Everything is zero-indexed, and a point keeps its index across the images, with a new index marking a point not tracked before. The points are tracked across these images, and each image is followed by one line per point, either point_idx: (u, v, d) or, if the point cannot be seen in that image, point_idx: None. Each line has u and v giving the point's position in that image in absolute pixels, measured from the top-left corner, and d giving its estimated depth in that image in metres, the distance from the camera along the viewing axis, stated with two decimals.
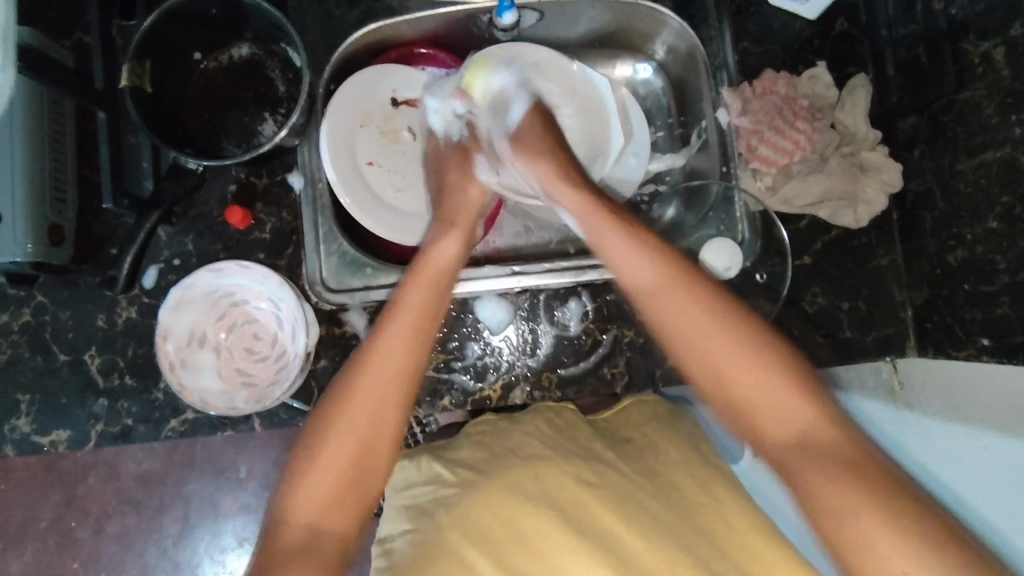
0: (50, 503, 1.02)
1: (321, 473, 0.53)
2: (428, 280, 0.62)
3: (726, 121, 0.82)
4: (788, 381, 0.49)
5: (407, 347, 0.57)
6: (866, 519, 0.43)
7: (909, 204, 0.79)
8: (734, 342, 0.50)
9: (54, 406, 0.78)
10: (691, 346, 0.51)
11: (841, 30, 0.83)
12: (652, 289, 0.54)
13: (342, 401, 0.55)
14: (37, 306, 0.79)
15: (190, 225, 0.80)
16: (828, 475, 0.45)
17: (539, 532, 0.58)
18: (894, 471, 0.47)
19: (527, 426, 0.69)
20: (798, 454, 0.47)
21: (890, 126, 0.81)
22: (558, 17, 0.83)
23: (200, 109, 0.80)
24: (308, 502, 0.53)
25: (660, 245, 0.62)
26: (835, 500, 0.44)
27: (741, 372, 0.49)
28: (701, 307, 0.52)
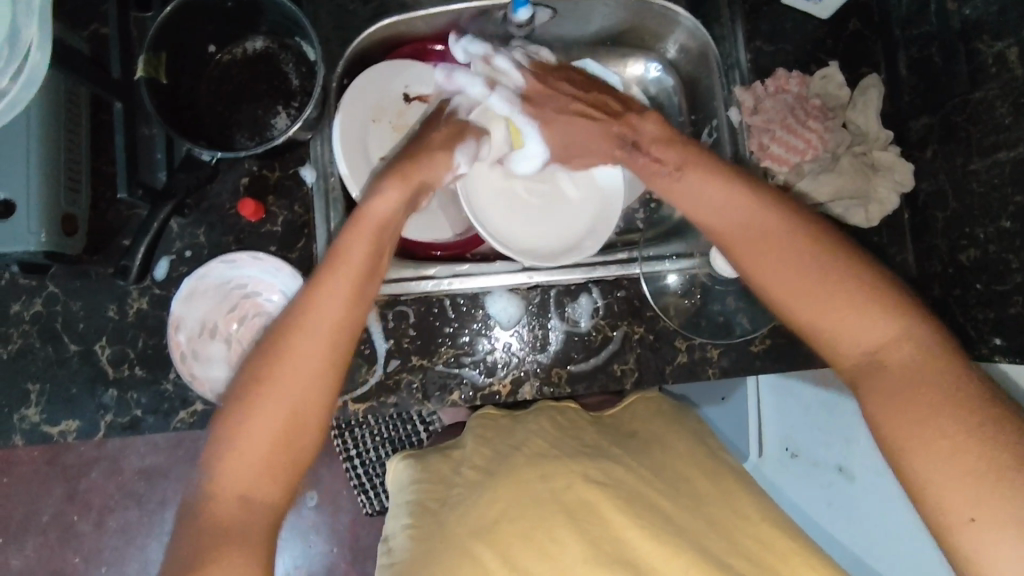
0: (52, 497, 1.10)
1: (255, 433, 0.55)
2: (364, 241, 0.62)
3: (738, 119, 0.82)
4: (869, 302, 0.57)
5: (335, 311, 0.59)
6: (931, 427, 0.53)
7: (921, 203, 0.79)
8: (841, 280, 0.58)
9: (64, 396, 0.78)
10: (788, 283, 0.60)
11: (853, 30, 0.83)
12: (751, 236, 0.62)
13: (272, 363, 0.57)
14: (48, 296, 0.79)
15: (202, 217, 0.80)
16: (907, 393, 0.54)
17: (553, 527, 0.59)
18: (904, 390, 0.54)
19: (530, 424, 0.69)
20: (868, 372, 0.57)
21: (902, 126, 0.81)
22: (570, 15, 0.83)
23: (214, 101, 0.80)
24: (241, 468, 0.55)
25: (705, 194, 0.65)
26: (911, 418, 0.54)
27: (844, 309, 0.57)
28: (795, 241, 0.60)
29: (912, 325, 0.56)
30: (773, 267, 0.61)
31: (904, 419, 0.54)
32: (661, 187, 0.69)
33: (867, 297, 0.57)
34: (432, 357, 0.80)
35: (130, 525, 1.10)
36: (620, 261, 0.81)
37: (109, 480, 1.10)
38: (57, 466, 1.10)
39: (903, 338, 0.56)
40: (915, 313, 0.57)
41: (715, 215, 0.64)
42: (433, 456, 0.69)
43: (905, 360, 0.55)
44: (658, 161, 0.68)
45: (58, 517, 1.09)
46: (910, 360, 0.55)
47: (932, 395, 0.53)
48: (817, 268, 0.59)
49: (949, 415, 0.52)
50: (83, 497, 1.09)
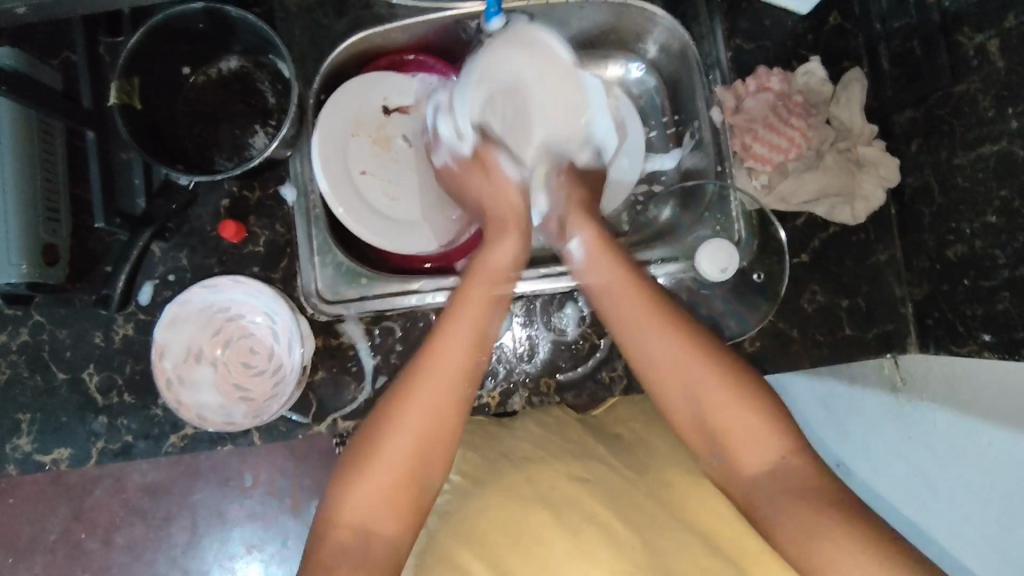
0: (58, 516, 1.03)
1: (372, 482, 0.55)
2: (484, 283, 0.65)
3: (719, 119, 0.81)
4: (735, 393, 0.57)
5: (467, 346, 0.60)
6: (819, 522, 0.51)
7: (908, 198, 0.78)
8: (745, 392, 0.57)
9: (55, 425, 0.78)
10: (722, 408, 0.57)
11: (834, 24, 0.82)
12: (637, 318, 0.62)
13: (405, 408, 0.57)
14: (34, 325, 0.79)
15: (184, 240, 0.79)
16: (794, 512, 0.52)
17: (538, 530, 0.57)
18: (796, 496, 0.53)
19: (520, 431, 0.69)
20: (762, 488, 0.55)
21: (886, 120, 0.80)
22: (547, 19, 0.82)
23: (191, 123, 0.80)
24: (360, 492, 0.55)
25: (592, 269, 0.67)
26: (812, 519, 0.51)
27: (756, 430, 0.56)
28: (720, 376, 0.58)
29: (783, 434, 0.56)
30: (651, 359, 0.61)
31: (796, 538, 0.52)
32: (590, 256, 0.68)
33: (739, 398, 0.57)
34: (419, 371, 0.79)
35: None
36: None
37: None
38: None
39: (783, 449, 0.55)
40: (785, 425, 0.56)
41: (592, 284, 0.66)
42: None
43: (802, 473, 0.54)
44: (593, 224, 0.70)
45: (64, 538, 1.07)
46: (806, 472, 0.54)
47: (807, 500, 0.52)
48: (702, 383, 0.58)
49: (822, 511, 0.51)
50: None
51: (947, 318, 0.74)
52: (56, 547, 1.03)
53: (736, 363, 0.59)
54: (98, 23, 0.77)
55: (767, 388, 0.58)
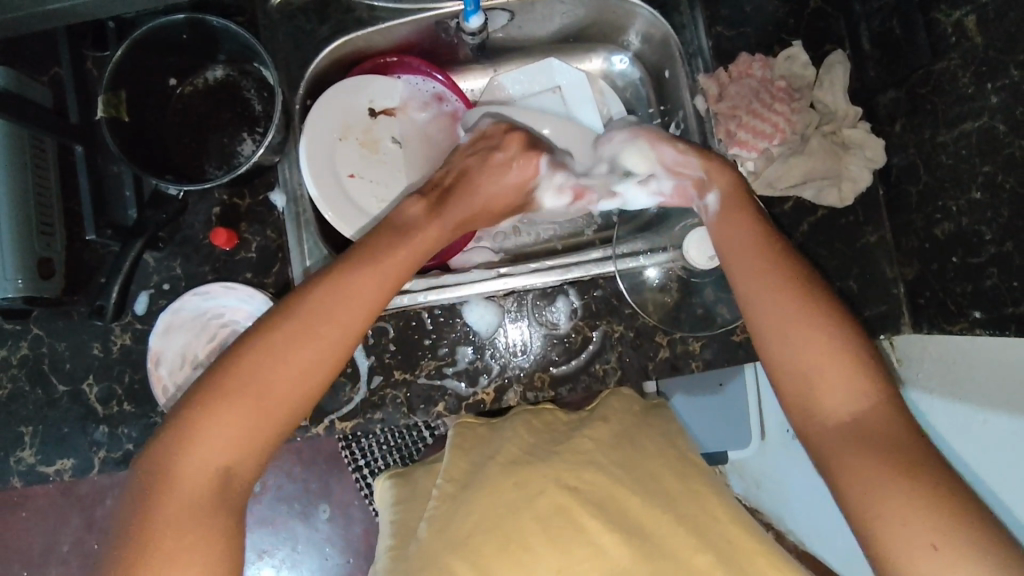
0: (71, 527, 1.10)
1: (221, 426, 0.51)
2: (409, 238, 0.62)
3: (704, 107, 0.81)
4: (845, 341, 0.54)
5: (374, 288, 0.57)
6: (899, 479, 0.49)
7: (895, 178, 0.78)
8: (843, 354, 0.53)
9: (57, 436, 0.79)
10: (806, 341, 0.54)
11: (815, 8, 0.82)
12: (755, 267, 0.58)
13: (263, 359, 0.52)
14: (34, 339, 0.80)
15: (177, 249, 0.80)
16: (872, 465, 0.49)
17: (524, 536, 0.59)
18: (863, 448, 0.51)
19: (507, 431, 0.69)
20: (841, 442, 0.51)
21: (871, 101, 0.80)
22: (527, 15, 0.83)
23: (179, 133, 0.81)
24: (226, 426, 0.51)
25: (730, 227, 0.62)
26: (882, 476, 0.49)
27: (828, 362, 0.53)
28: (801, 316, 0.55)
29: (874, 387, 0.53)
30: (765, 310, 0.56)
31: (867, 490, 0.49)
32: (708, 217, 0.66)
33: (835, 337, 0.54)
34: (414, 370, 0.80)
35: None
36: (595, 260, 0.80)
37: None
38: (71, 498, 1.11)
39: (871, 399, 0.52)
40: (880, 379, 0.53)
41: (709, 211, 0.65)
42: (420, 475, 0.70)
43: (882, 424, 0.51)
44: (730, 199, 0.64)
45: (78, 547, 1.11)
46: (887, 426, 0.51)
47: (869, 455, 0.50)
48: (790, 315, 0.55)
49: (881, 457, 0.50)
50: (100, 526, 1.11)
51: (938, 297, 0.74)
52: (71, 558, 1.10)
53: (830, 303, 0.56)
54: (83, 36, 0.77)
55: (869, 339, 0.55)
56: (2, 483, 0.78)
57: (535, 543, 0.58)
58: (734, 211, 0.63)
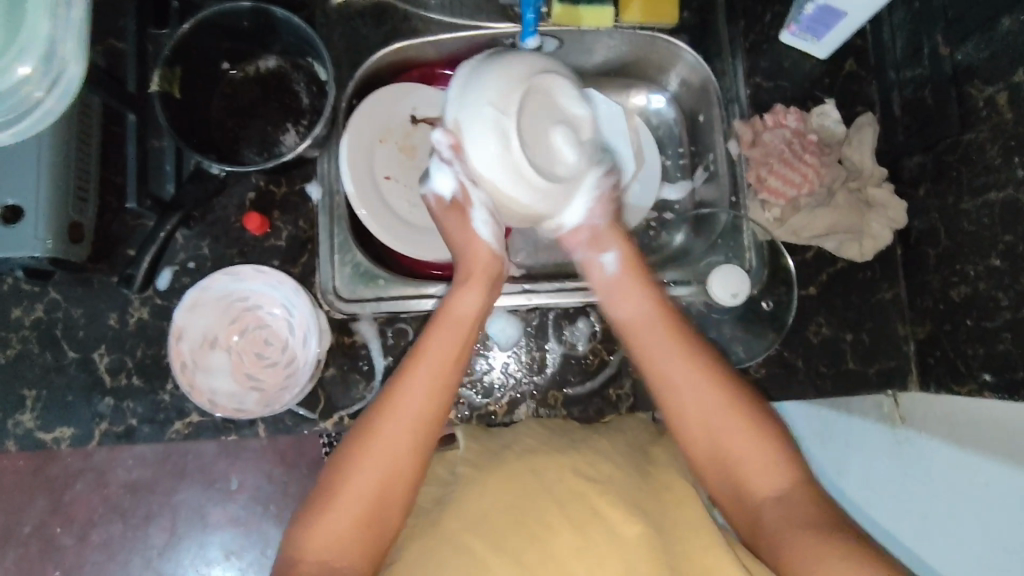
0: (33, 511, 1.08)
1: (340, 518, 0.55)
2: (449, 331, 0.64)
3: (736, 151, 0.85)
4: (736, 409, 0.59)
5: (427, 389, 0.60)
6: (832, 549, 0.50)
7: (914, 239, 0.81)
8: (750, 426, 0.59)
9: (60, 403, 0.78)
10: (729, 435, 0.59)
11: (849, 70, 0.86)
12: (655, 377, 0.63)
13: (360, 455, 0.57)
14: (50, 302, 0.79)
15: (207, 230, 0.81)
16: (804, 545, 0.51)
17: (548, 516, 0.59)
18: (808, 531, 0.52)
19: (522, 431, 0.72)
20: (777, 516, 0.55)
21: (896, 164, 0.83)
22: (575, 45, 0.87)
23: (224, 117, 0.82)
24: (330, 526, 0.55)
25: (625, 300, 0.69)
26: (807, 547, 0.51)
27: (730, 438, 0.58)
28: (703, 379, 0.61)
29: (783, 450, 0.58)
30: (665, 381, 0.62)
31: (802, 564, 0.51)
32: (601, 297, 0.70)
33: (726, 406, 0.59)
34: None
35: (110, 541, 1.08)
36: None
37: (91, 496, 1.07)
38: (38, 479, 1.07)
39: (783, 475, 0.57)
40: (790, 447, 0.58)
41: (636, 317, 0.67)
42: (428, 463, 0.73)
43: (799, 497, 0.55)
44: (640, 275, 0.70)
45: (38, 530, 1.08)
46: (802, 497, 0.55)
47: (810, 530, 0.52)
48: (686, 385, 0.61)
49: (815, 532, 0.52)
50: (63, 512, 1.07)
51: (949, 357, 0.76)
52: (30, 541, 1.08)
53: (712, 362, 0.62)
54: (147, 13, 0.80)
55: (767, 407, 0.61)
56: None
57: (559, 529, 0.58)
58: (634, 285, 0.69)
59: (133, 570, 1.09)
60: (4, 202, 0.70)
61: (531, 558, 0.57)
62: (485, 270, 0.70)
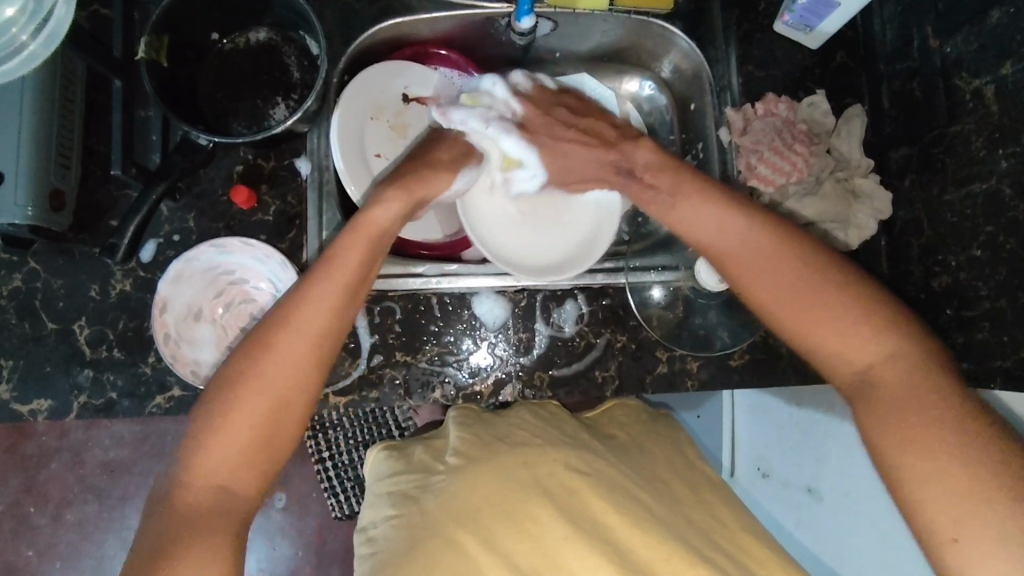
0: (10, 487, 1.09)
1: (227, 442, 0.57)
2: (364, 243, 0.64)
3: (727, 139, 0.86)
4: (820, 284, 0.62)
5: (329, 307, 0.60)
6: (911, 427, 0.56)
7: (898, 230, 0.82)
8: (819, 294, 0.62)
9: (37, 373, 0.76)
10: (833, 339, 0.61)
11: (840, 61, 0.87)
12: (776, 284, 0.64)
13: (250, 376, 0.58)
14: (28, 273, 0.77)
15: (193, 202, 0.79)
16: (907, 425, 0.56)
17: (534, 510, 0.66)
18: (906, 405, 0.57)
19: (513, 417, 0.74)
20: (868, 394, 0.59)
21: (882, 156, 0.84)
22: (570, 27, 0.87)
23: (212, 89, 0.81)
24: (223, 452, 0.56)
25: (690, 209, 0.70)
26: (917, 432, 0.56)
27: (823, 312, 0.61)
28: (767, 250, 0.65)
29: (871, 334, 0.60)
30: (742, 268, 0.66)
31: (896, 436, 0.57)
32: (656, 212, 0.74)
33: (813, 287, 0.62)
34: (417, 353, 0.79)
35: (87, 519, 1.09)
36: (604, 270, 0.83)
37: (69, 473, 1.09)
38: (14, 456, 1.09)
39: (886, 356, 0.59)
40: (871, 315, 0.60)
41: (720, 242, 0.68)
42: (415, 449, 0.76)
43: (895, 380, 0.58)
44: (647, 185, 0.74)
45: (12, 506, 1.09)
46: (901, 377, 0.58)
47: (905, 414, 0.57)
48: (749, 245, 0.66)
49: (918, 416, 0.56)
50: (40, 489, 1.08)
51: None
52: (5, 518, 1.08)
53: (792, 239, 0.65)
54: None
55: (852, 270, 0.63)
56: None
57: (544, 522, 0.65)
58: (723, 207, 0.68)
59: (109, 549, 1.10)
60: None
61: (516, 551, 0.64)
62: (415, 182, 0.70)
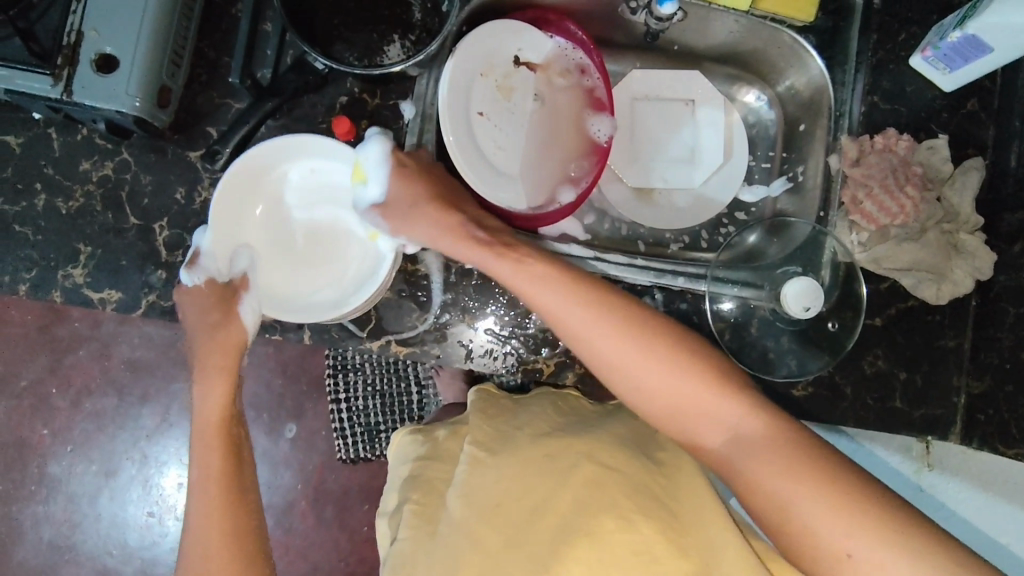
0: (35, 364, 1.15)
1: (215, 554, 0.66)
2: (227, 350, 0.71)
3: (835, 167, 0.83)
4: (652, 350, 0.64)
5: (214, 474, 0.68)
6: (802, 491, 0.57)
7: (994, 294, 0.79)
8: (667, 362, 0.64)
9: (112, 266, 0.76)
10: (697, 409, 0.63)
11: (971, 109, 0.83)
12: (608, 351, 0.65)
13: (199, 533, 0.67)
14: (121, 162, 0.77)
15: (292, 124, 0.78)
16: (807, 489, 0.57)
17: (557, 504, 0.67)
18: (789, 467, 0.58)
19: (535, 407, 0.79)
20: (753, 462, 0.60)
21: (994, 216, 0.81)
22: (698, 23, 0.85)
23: (331, 13, 0.78)
24: (198, 560, 0.66)
25: (523, 266, 0.70)
26: (819, 504, 0.56)
27: (683, 389, 0.63)
28: (601, 315, 0.66)
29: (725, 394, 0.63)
30: (598, 354, 0.66)
31: (804, 513, 0.57)
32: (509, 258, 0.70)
33: (655, 357, 0.64)
34: (485, 321, 0.78)
35: (102, 411, 1.16)
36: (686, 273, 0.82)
37: (94, 362, 1.15)
38: (42, 335, 1.15)
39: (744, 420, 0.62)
40: (721, 379, 0.64)
41: (536, 295, 0.68)
42: (441, 434, 0.81)
43: (770, 445, 0.60)
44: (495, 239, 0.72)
45: (35, 386, 1.15)
46: (771, 440, 0.60)
47: (801, 473, 0.58)
48: (601, 338, 0.65)
49: (806, 480, 0.57)
50: (62, 372, 1.15)
51: (1002, 417, 0.76)
52: (25, 395, 1.14)
53: (620, 301, 0.67)
54: None
55: (658, 321, 0.67)
56: (42, 294, 0.75)
57: (565, 520, 0.66)
58: (548, 286, 0.68)
59: (120, 444, 1.16)
60: (101, 50, 0.69)
61: (538, 542, 0.66)
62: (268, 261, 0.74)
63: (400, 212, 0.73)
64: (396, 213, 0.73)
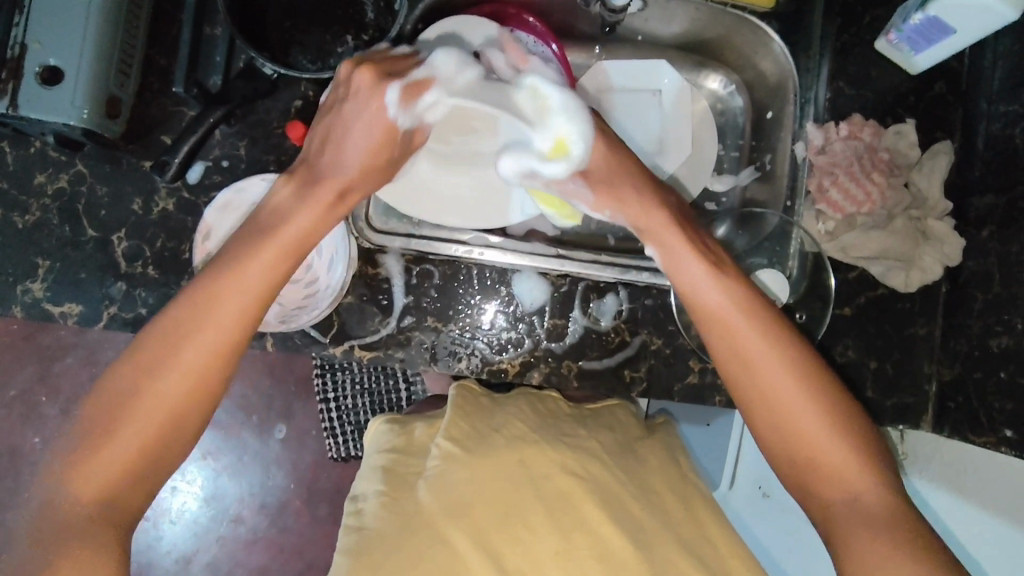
0: (21, 374, 1.15)
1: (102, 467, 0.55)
2: (279, 255, 0.62)
3: (801, 154, 0.82)
4: (775, 334, 0.63)
5: (239, 314, 0.60)
6: (870, 534, 0.57)
7: (963, 280, 0.78)
8: (788, 357, 0.62)
9: (72, 278, 0.76)
10: (795, 410, 0.61)
11: (938, 92, 0.82)
12: (721, 325, 0.64)
13: (110, 430, 0.55)
14: (76, 174, 0.76)
15: (247, 130, 0.78)
16: (880, 525, 0.58)
17: (529, 515, 0.70)
18: (860, 505, 0.59)
19: (512, 407, 0.77)
20: (848, 499, 0.59)
21: (962, 200, 0.80)
22: (660, 11, 0.84)
23: (282, 15, 0.77)
24: (90, 471, 0.54)
25: (667, 245, 0.69)
26: (881, 550, 0.56)
27: (793, 387, 0.61)
28: (721, 286, 0.65)
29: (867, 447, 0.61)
30: (712, 320, 0.65)
31: (858, 537, 0.58)
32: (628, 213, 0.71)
33: (782, 352, 0.62)
34: (448, 323, 0.78)
35: None
36: (652, 269, 0.79)
37: (80, 369, 1.16)
38: (30, 345, 1.16)
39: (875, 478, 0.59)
40: (831, 394, 0.62)
41: (673, 267, 0.68)
42: (417, 426, 0.78)
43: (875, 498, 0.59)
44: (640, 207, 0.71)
45: (23, 396, 1.15)
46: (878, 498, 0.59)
47: (883, 519, 0.58)
48: (734, 318, 0.64)
49: (879, 508, 0.58)
50: (50, 381, 1.15)
51: (971, 405, 0.75)
52: (13, 403, 1.15)
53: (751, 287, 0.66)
54: None
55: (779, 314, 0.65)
56: (2, 310, 0.74)
57: (539, 531, 0.69)
58: (667, 245, 0.69)
59: None
60: (45, 62, 0.68)
61: (504, 550, 0.68)
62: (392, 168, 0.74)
63: (605, 183, 0.72)
64: (602, 187, 0.72)
